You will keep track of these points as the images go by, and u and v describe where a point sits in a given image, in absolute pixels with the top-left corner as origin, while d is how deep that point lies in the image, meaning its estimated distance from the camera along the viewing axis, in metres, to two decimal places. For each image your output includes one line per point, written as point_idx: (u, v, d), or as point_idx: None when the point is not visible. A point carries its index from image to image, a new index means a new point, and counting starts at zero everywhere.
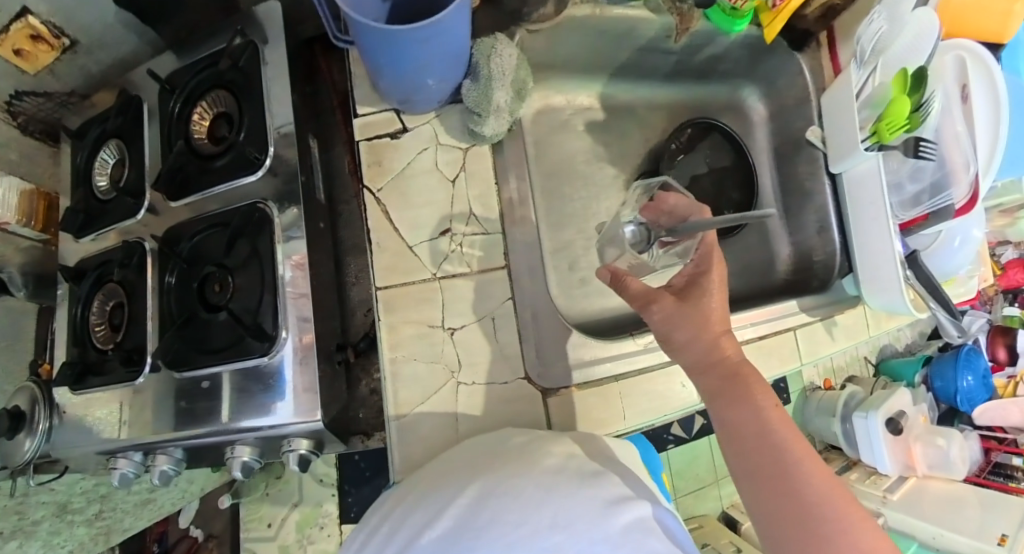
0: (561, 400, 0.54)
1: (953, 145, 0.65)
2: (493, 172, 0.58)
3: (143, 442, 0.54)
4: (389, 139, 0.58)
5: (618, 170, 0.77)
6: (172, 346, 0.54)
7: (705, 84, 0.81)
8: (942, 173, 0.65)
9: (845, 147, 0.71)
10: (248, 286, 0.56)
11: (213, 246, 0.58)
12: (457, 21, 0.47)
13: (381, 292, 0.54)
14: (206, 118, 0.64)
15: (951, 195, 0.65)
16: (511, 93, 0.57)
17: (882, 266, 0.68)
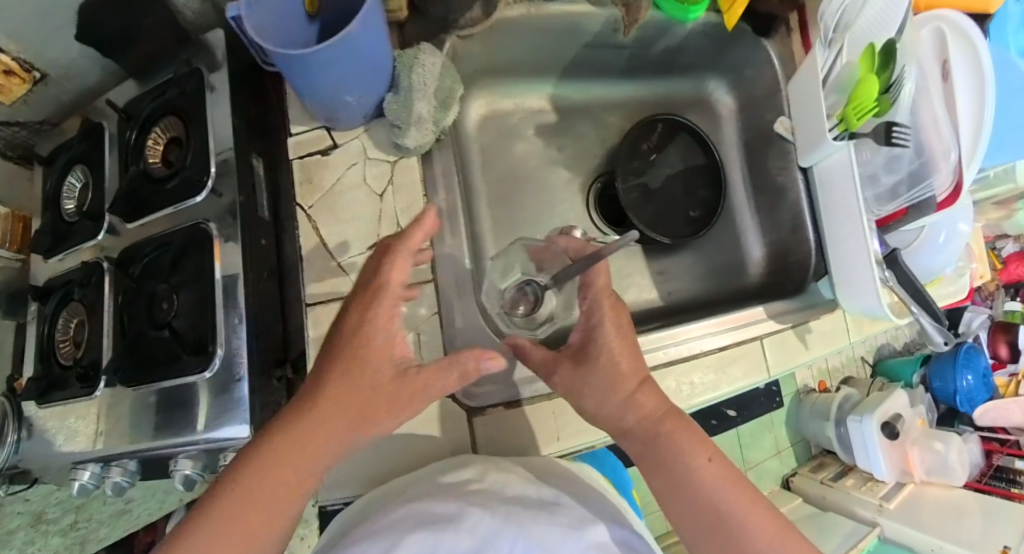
0: (487, 419, 0.55)
1: (929, 130, 0.58)
2: (421, 185, 0.58)
3: (98, 453, 0.56)
4: (320, 156, 0.58)
5: (573, 174, 0.75)
6: (124, 363, 0.57)
7: (667, 79, 0.77)
8: (921, 162, 0.58)
9: (812, 136, 0.64)
10: (192, 303, 0.58)
11: (162, 265, 0.60)
12: (369, 36, 0.47)
13: (310, 308, 0.55)
14: (160, 143, 0.65)
15: (932, 185, 0.58)
16: (435, 103, 0.56)
17: (857, 265, 0.61)
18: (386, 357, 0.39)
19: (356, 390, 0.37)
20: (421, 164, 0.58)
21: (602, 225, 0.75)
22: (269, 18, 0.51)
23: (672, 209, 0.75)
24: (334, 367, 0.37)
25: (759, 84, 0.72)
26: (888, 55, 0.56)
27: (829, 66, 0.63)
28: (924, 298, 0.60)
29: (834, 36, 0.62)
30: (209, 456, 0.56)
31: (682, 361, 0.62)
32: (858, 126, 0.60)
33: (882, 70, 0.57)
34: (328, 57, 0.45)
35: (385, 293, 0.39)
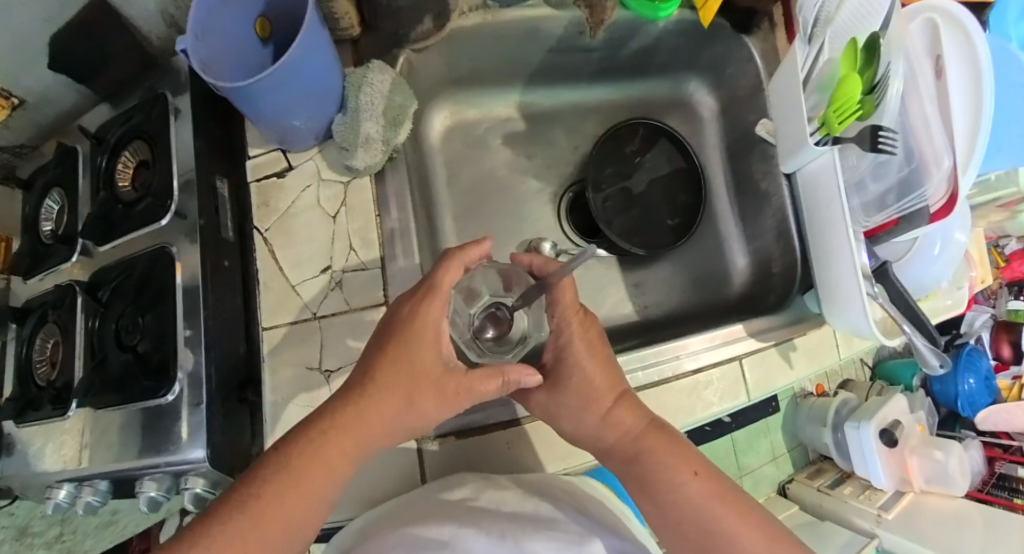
0: (436, 452, 0.55)
1: (918, 131, 0.50)
2: (374, 204, 0.56)
3: (71, 473, 0.57)
4: (276, 178, 0.58)
5: (543, 183, 0.73)
6: (95, 385, 0.58)
7: (642, 81, 0.73)
8: (909, 169, 0.50)
9: (792, 141, 0.58)
10: (157, 323, 0.57)
11: (128, 286, 0.61)
12: (312, 58, 0.48)
13: (267, 331, 0.54)
14: (130, 166, 0.64)
15: (924, 195, 0.49)
16: (385, 122, 0.55)
17: (844, 279, 0.55)
18: (434, 357, 0.39)
19: (400, 387, 0.38)
20: (375, 182, 0.57)
21: (574, 236, 0.72)
22: (220, 43, 0.51)
23: (649, 219, 0.73)
24: (382, 358, 0.38)
25: (740, 83, 0.68)
26: (872, 48, 0.50)
27: (810, 65, 0.56)
28: (918, 316, 0.54)
29: (815, 31, 0.56)
30: (169, 477, 0.54)
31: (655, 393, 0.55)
32: (840, 129, 0.52)
33: (866, 66, 0.50)
34: (264, 86, 0.45)
35: (437, 293, 0.40)
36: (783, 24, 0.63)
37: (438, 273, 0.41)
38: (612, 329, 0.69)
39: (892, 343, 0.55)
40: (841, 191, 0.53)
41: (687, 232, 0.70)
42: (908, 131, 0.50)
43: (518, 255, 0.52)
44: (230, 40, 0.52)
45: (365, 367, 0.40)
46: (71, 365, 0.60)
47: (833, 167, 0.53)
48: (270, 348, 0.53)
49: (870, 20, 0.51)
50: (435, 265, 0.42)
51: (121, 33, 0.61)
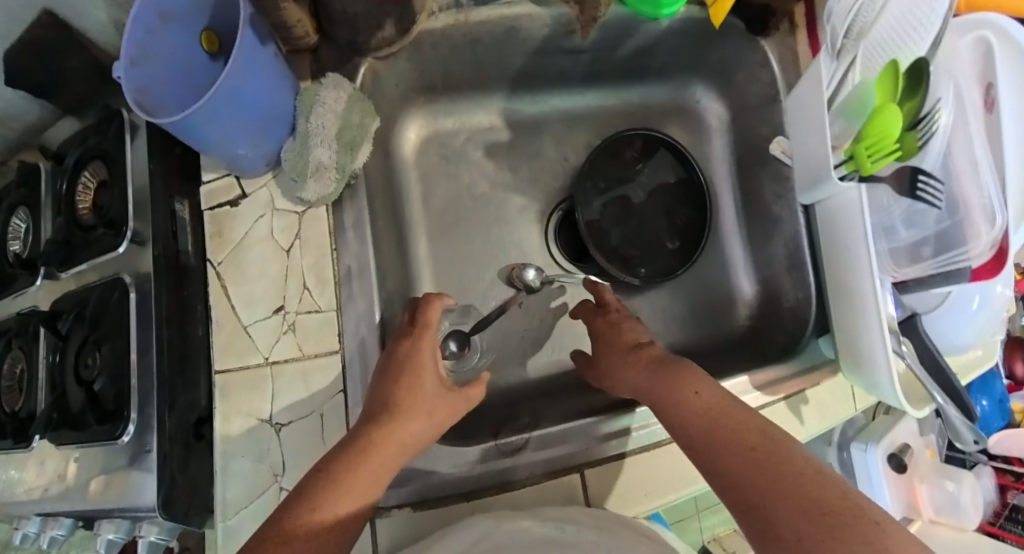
0: (390, 523, 0.44)
1: (964, 180, 0.43)
2: (330, 237, 0.51)
3: (35, 505, 0.54)
4: (230, 207, 0.52)
5: (528, 199, 0.66)
6: (55, 420, 0.52)
7: (642, 85, 0.66)
8: (950, 222, 0.43)
9: (812, 170, 0.50)
10: (115, 358, 0.51)
11: (84, 317, 0.53)
12: (249, 74, 0.42)
13: (219, 376, 0.49)
14: (91, 187, 0.56)
15: (964, 253, 0.42)
16: (337, 146, 0.49)
17: (864, 336, 0.48)
18: (435, 375, 0.42)
19: (423, 403, 0.39)
20: (332, 213, 0.52)
21: (561, 259, 0.66)
22: (161, 65, 0.45)
23: (644, 239, 0.65)
24: (394, 391, 0.39)
25: (751, 91, 0.59)
26: (918, 73, 0.42)
27: (837, 83, 0.47)
28: (949, 380, 0.46)
29: (846, 44, 0.46)
30: (127, 520, 0.51)
31: (636, 458, 0.48)
32: (872, 169, 0.42)
33: (907, 96, 0.43)
34: (203, 120, 0.41)
35: (425, 331, 0.43)
36: (805, 26, 0.54)
37: (424, 313, 0.45)
38: None
39: (924, 413, 0.46)
40: (867, 236, 0.45)
41: (690, 257, 0.63)
42: (949, 177, 0.43)
43: (590, 276, 0.59)
44: (173, 61, 0.46)
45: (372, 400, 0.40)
46: (35, 395, 0.54)
47: (861, 211, 0.44)
48: (222, 392, 0.49)
49: (917, 43, 0.44)
50: (418, 308, 0.46)
51: (75, 50, 0.53)
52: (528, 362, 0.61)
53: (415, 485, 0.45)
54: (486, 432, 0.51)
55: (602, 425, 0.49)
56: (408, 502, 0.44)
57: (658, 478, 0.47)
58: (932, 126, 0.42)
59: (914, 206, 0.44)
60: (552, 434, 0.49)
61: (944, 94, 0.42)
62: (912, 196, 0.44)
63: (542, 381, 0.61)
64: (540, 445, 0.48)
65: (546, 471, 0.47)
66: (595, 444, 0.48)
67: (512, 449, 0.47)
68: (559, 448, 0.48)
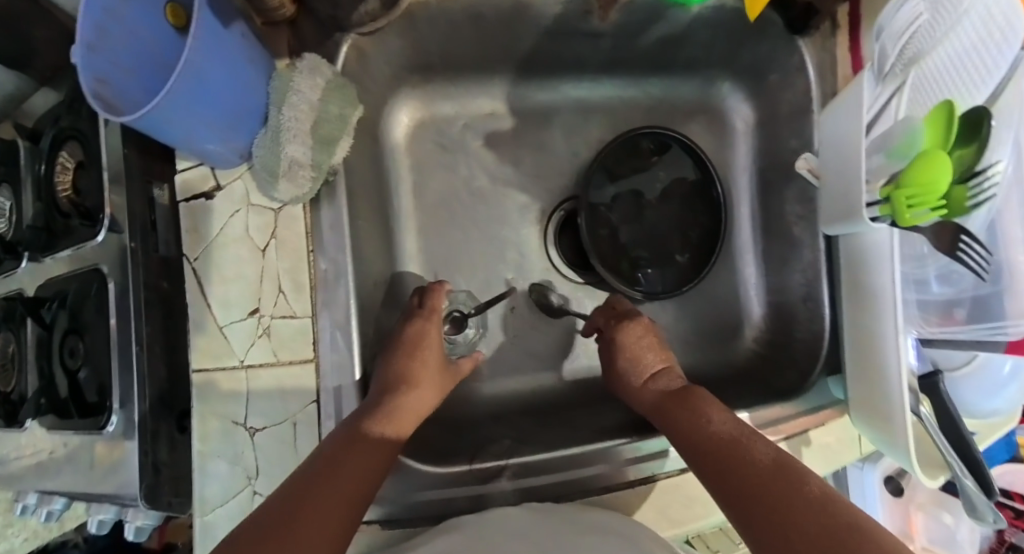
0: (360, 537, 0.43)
1: (1015, 246, 0.36)
2: (307, 239, 0.49)
3: (36, 482, 0.51)
4: (204, 200, 0.49)
5: (529, 197, 0.61)
6: (44, 405, 0.49)
7: (664, 77, 0.59)
8: (990, 289, 0.37)
9: (843, 201, 0.44)
10: (96, 352, 0.47)
11: (71, 304, 0.49)
12: (211, 63, 0.38)
13: (197, 375, 0.47)
14: (69, 168, 0.50)
15: (1002, 327, 0.37)
16: (314, 145, 0.46)
17: (881, 390, 0.43)
18: (436, 356, 0.48)
19: (431, 375, 0.46)
20: (310, 212, 0.49)
21: (562, 266, 0.61)
22: (123, 48, 0.41)
23: (649, 246, 0.60)
24: (409, 362, 0.45)
25: (783, 98, 0.54)
26: (977, 122, 0.36)
27: (877, 111, 0.42)
28: (971, 452, 0.42)
29: (893, 68, 0.41)
30: (112, 506, 0.46)
31: (622, 495, 0.46)
32: (909, 221, 0.37)
33: (959, 145, 0.37)
34: (165, 116, 0.36)
35: (434, 315, 0.50)
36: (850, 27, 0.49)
37: (428, 300, 0.52)
38: (586, 381, 0.60)
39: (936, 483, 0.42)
40: (896, 282, 0.40)
41: (701, 274, 0.59)
42: (997, 244, 0.37)
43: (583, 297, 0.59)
44: (135, 42, 0.42)
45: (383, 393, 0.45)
46: (24, 377, 0.51)
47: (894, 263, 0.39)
48: (199, 393, 0.47)
49: (974, 87, 0.37)
50: (423, 294, 0.52)
51: (44, 20, 0.48)
52: (517, 373, 0.59)
53: (387, 504, 0.44)
54: (463, 450, 0.50)
55: (606, 454, 0.47)
56: (377, 519, 0.44)
57: (638, 518, 0.45)
58: (986, 185, 0.36)
59: (949, 265, 0.39)
60: (535, 462, 0.47)
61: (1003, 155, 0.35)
62: (950, 255, 0.38)
63: (525, 395, 0.58)
64: (517, 473, 0.47)
65: (521, 495, 0.46)
66: (576, 473, 0.46)
67: (488, 474, 0.46)
68: (540, 477, 0.46)
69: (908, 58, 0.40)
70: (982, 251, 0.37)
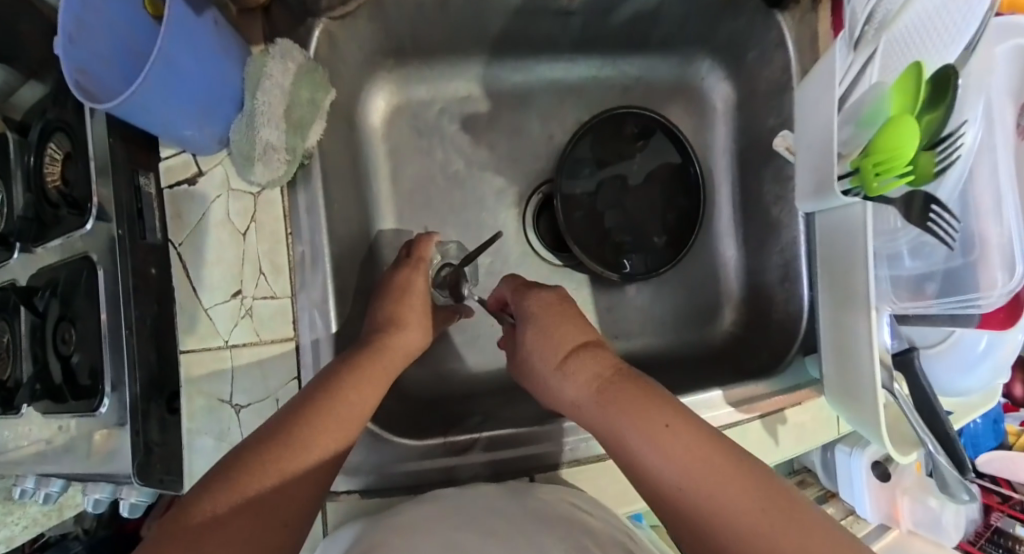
0: (337, 509, 0.43)
1: (985, 216, 0.36)
2: (286, 221, 0.50)
3: (31, 468, 0.52)
4: (187, 186, 0.50)
5: (507, 180, 0.61)
6: (39, 390, 0.49)
7: (640, 56, 0.59)
8: (962, 261, 0.37)
9: (817, 174, 0.43)
10: (86, 336, 0.48)
11: (62, 291, 0.50)
12: (180, 50, 0.38)
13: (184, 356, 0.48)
14: (57, 159, 0.50)
15: (973, 298, 0.36)
16: (286, 127, 0.46)
17: (856, 369, 0.42)
18: (423, 302, 0.49)
19: (417, 317, 0.47)
20: (287, 196, 0.50)
21: (541, 249, 0.61)
22: (107, 38, 0.42)
23: (625, 229, 0.60)
24: (397, 306, 0.47)
25: (761, 75, 0.54)
26: (943, 83, 0.35)
27: (851, 80, 0.41)
28: (942, 427, 0.42)
29: (865, 34, 0.40)
30: (109, 484, 0.50)
31: (593, 468, 0.46)
32: (874, 189, 0.37)
33: (925, 111, 0.36)
34: (141, 104, 0.37)
35: (422, 263, 0.50)
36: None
37: (418, 246, 0.52)
38: None
39: (907, 460, 0.42)
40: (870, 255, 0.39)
41: (680, 254, 0.58)
42: (968, 213, 0.36)
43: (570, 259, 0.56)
44: (115, 33, 0.42)
45: (312, 391, 0.37)
46: (18, 365, 0.51)
47: (866, 234, 0.39)
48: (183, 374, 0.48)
49: (945, 47, 0.37)
50: (412, 243, 0.53)
51: None
52: (496, 355, 0.59)
53: (364, 475, 0.44)
54: (440, 425, 0.50)
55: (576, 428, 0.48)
56: (356, 489, 0.44)
57: (610, 492, 0.46)
58: (950, 152, 0.36)
59: (920, 236, 0.39)
60: (506, 436, 0.47)
61: (972, 116, 0.36)
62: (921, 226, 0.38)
63: (504, 375, 0.58)
64: (489, 445, 0.47)
65: (492, 469, 0.46)
66: (545, 448, 0.47)
67: (460, 448, 0.46)
68: (512, 449, 0.47)
69: (880, 26, 0.39)
70: (947, 220, 0.37)
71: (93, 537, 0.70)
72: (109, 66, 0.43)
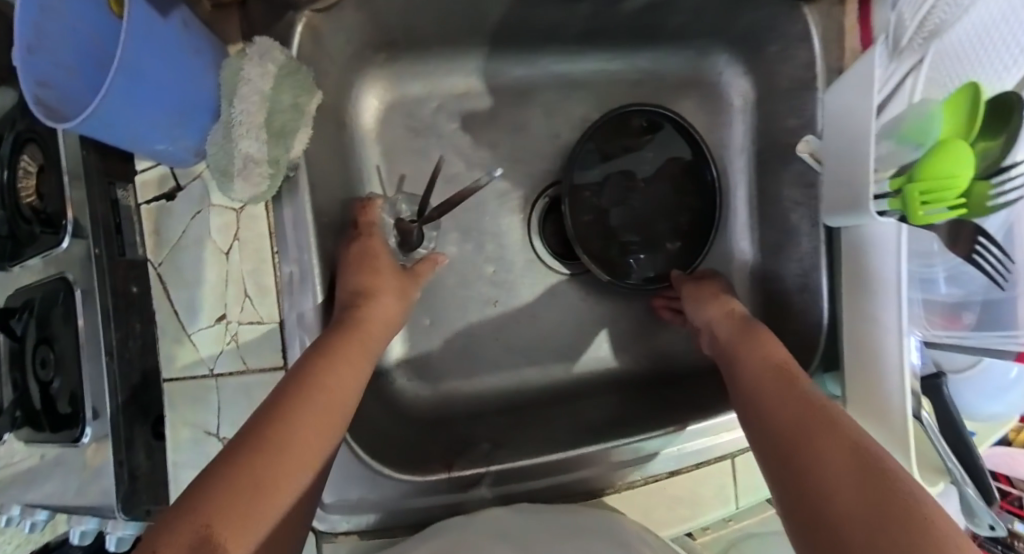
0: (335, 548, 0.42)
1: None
2: (269, 240, 0.46)
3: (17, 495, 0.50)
4: (164, 202, 0.47)
5: (510, 183, 0.57)
6: (20, 418, 0.48)
7: (653, 48, 0.55)
8: (1005, 294, 0.33)
9: (845, 190, 0.40)
10: (69, 362, 0.46)
11: (44, 311, 0.46)
12: (147, 59, 0.34)
13: (168, 385, 0.46)
14: (30, 171, 0.46)
15: (1011, 335, 0.33)
16: (267, 137, 0.42)
17: (883, 404, 0.40)
18: (390, 263, 0.48)
19: (385, 283, 0.47)
20: (271, 211, 0.46)
21: (545, 254, 0.58)
22: (66, 47, 0.37)
23: (632, 231, 0.57)
24: (363, 277, 0.46)
25: (782, 72, 0.49)
26: (1004, 111, 0.32)
27: (890, 90, 0.39)
28: (970, 456, 0.39)
29: (911, 42, 0.38)
30: (94, 516, 0.46)
31: (603, 496, 0.45)
32: (921, 219, 0.33)
33: (982, 135, 0.33)
34: (106, 120, 0.33)
35: (373, 229, 0.49)
36: None
37: (364, 214, 0.50)
38: (570, 375, 0.57)
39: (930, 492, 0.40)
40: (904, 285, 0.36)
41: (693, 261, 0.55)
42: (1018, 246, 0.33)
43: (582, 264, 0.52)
44: (78, 40, 0.38)
45: (279, 398, 0.34)
46: None
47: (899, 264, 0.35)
48: (167, 403, 0.46)
49: (1003, 70, 0.34)
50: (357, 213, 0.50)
51: None
52: (497, 367, 0.56)
53: (366, 513, 0.42)
54: (442, 450, 0.48)
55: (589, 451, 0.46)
56: (356, 529, 0.43)
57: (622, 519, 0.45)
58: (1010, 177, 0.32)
59: (961, 265, 0.35)
60: (514, 468, 0.44)
61: None
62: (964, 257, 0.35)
63: (507, 390, 0.56)
64: (495, 481, 0.44)
65: (500, 498, 0.45)
66: (561, 479, 0.45)
67: (463, 485, 0.43)
68: (520, 483, 0.45)
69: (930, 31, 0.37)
70: (998, 254, 0.33)
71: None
72: (78, 78, 0.39)
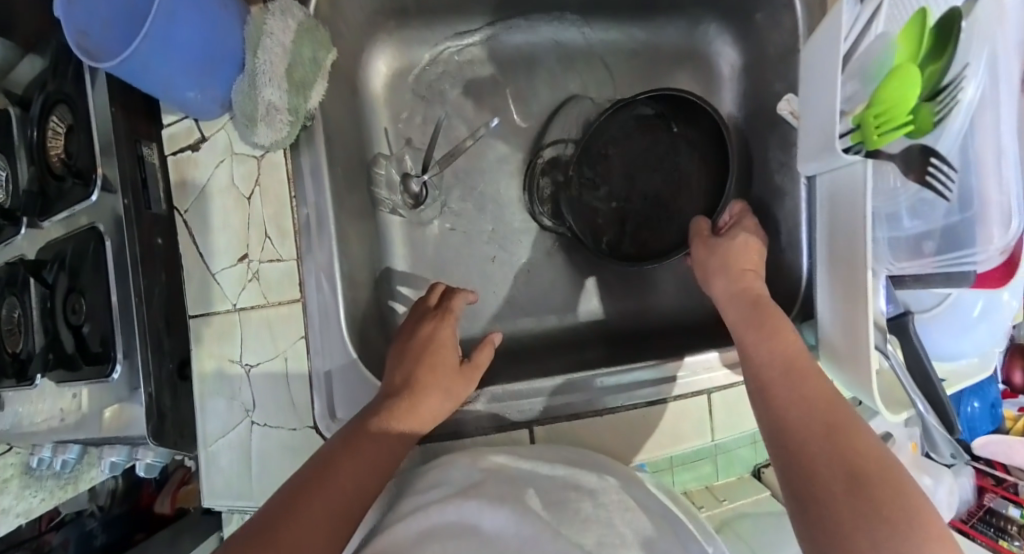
0: None
1: (987, 175, 0.35)
2: (288, 186, 0.49)
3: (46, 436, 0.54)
4: (190, 152, 0.51)
5: (511, 147, 0.61)
6: (52, 360, 0.51)
7: (644, 21, 0.59)
8: (960, 217, 0.37)
9: (816, 135, 0.43)
10: (95, 309, 0.48)
11: (73, 263, 0.50)
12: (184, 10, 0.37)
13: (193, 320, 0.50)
14: (60, 134, 0.49)
15: (973, 252, 0.37)
16: (286, 86, 0.45)
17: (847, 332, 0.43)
18: (453, 358, 0.43)
19: (439, 378, 0.42)
20: (290, 158, 0.49)
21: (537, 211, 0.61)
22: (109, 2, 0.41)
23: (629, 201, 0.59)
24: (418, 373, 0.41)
25: (767, 39, 0.53)
26: (948, 28, 0.36)
27: (858, 33, 0.41)
28: (935, 394, 0.42)
29: None
30: (123, 447, 0.51)
31: (588, 422, 0.48)
32: (879, 142, 0.39)
33: (930, 58, 0.37)
34: (143, 63, 0.37)
35: (448, 316, 0.46)
36: None
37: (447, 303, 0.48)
38: (567, 329, 0.60)
39: (901, 418, 0.40)
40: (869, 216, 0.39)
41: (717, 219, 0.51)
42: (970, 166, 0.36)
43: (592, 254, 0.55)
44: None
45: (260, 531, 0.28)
46: (33, 335, 0.52)
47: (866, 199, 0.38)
48: (195, 338, 0.50)
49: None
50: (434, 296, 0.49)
51: None
52: (498, 320, 0.59)
53: None
54: None
55: (580, 383, 0.49)
56: None
57: (599, 444, 0.48)
58: (953, 95, 0.36)
59: (921, 193, 0.39)
60: (506, 391, 0.49)
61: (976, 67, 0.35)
62: (921, 181, 0.38)
63: (508, 340, 0.59)
64: (491, 399, 0.49)
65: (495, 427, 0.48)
66: (555, 400, 0.49)
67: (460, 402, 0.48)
68: (511, 401, 0.49)
69: None
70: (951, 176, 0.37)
71: (107, 514, 0.71)
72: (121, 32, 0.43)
